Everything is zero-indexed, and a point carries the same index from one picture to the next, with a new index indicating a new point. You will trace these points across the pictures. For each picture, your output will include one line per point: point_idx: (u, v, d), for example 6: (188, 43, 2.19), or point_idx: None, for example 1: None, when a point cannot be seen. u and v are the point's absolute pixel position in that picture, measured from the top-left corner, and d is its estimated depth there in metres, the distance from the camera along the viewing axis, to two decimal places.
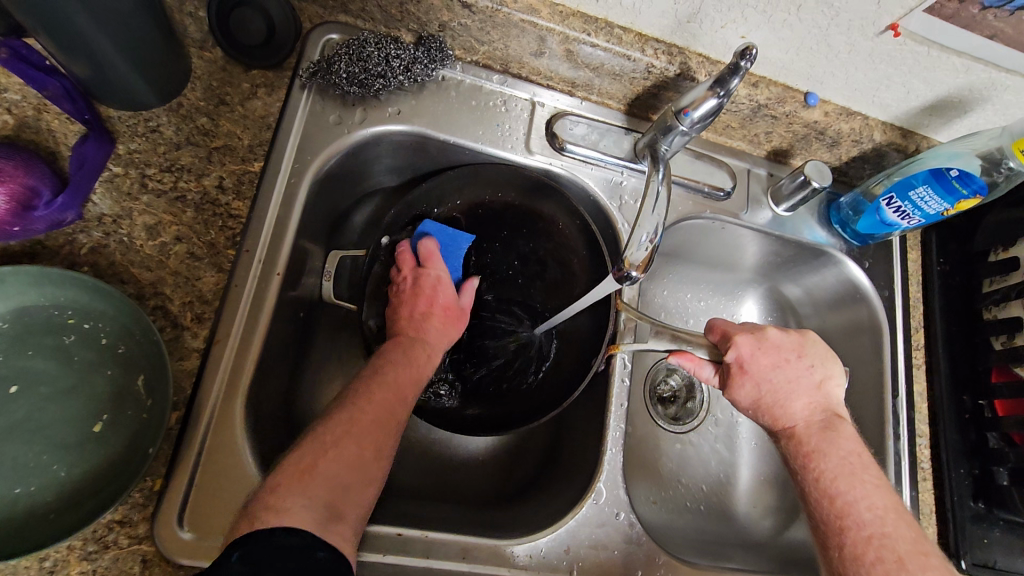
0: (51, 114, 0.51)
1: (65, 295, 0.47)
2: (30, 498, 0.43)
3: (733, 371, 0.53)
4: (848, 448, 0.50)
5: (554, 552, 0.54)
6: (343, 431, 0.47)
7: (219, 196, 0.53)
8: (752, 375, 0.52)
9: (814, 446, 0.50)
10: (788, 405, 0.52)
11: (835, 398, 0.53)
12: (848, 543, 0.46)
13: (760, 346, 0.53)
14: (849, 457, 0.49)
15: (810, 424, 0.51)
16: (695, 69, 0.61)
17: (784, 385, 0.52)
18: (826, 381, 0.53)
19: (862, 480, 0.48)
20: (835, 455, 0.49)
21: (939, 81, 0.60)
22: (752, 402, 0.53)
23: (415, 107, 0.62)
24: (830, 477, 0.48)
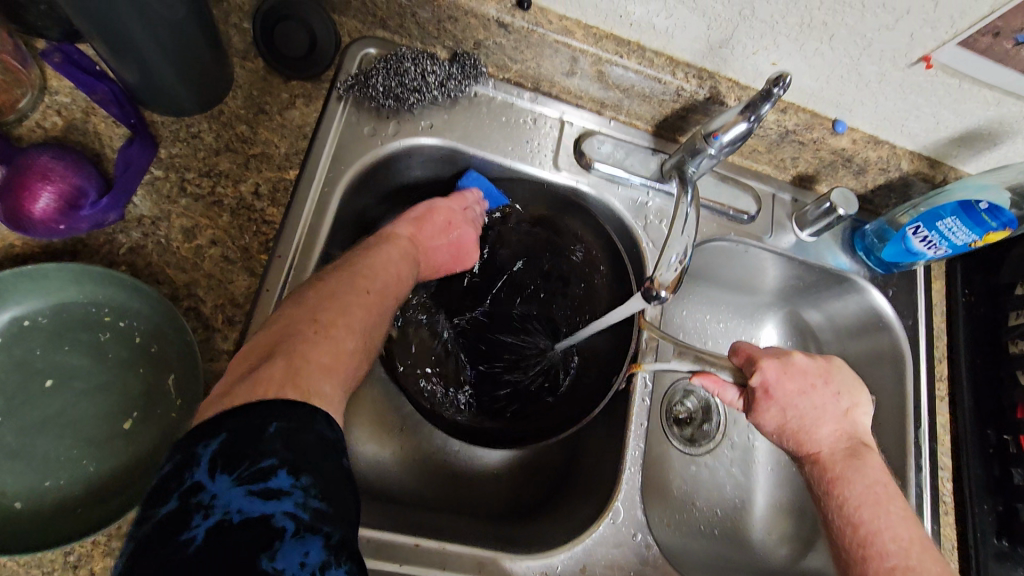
0: (98, 117, 0.53)
1: (104, 293, 0.48)
2: (59, 491, 0.44)
3: (758, 397, 0.52)
4: (873, 476, 0.49)
5: (571, 570, 0.54)
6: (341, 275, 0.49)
7: (254, 201, 0.54)
8: (778, 400, 0.52)
9: (838, 473, 0.50)
10: (814, 431, 0.51)
11: (861, 427, 0.53)
12: (871, 573, 0.46)
13: (786, 372, 0.53)
14: (874, 486, 0.49)
15: (837, 452, 0.51)
16: (725, 94, 0.62)
17: (811, 412, 0.52)
18: (853, 410, 0.53)
19: (887, 510, 0.48)
20: (859, 483, 0.49)
21: (970, 114, 0.61)
22: (777, 427, 0.53)
23: (448, 122, 0.63)
24: (854, 505, 0.48)
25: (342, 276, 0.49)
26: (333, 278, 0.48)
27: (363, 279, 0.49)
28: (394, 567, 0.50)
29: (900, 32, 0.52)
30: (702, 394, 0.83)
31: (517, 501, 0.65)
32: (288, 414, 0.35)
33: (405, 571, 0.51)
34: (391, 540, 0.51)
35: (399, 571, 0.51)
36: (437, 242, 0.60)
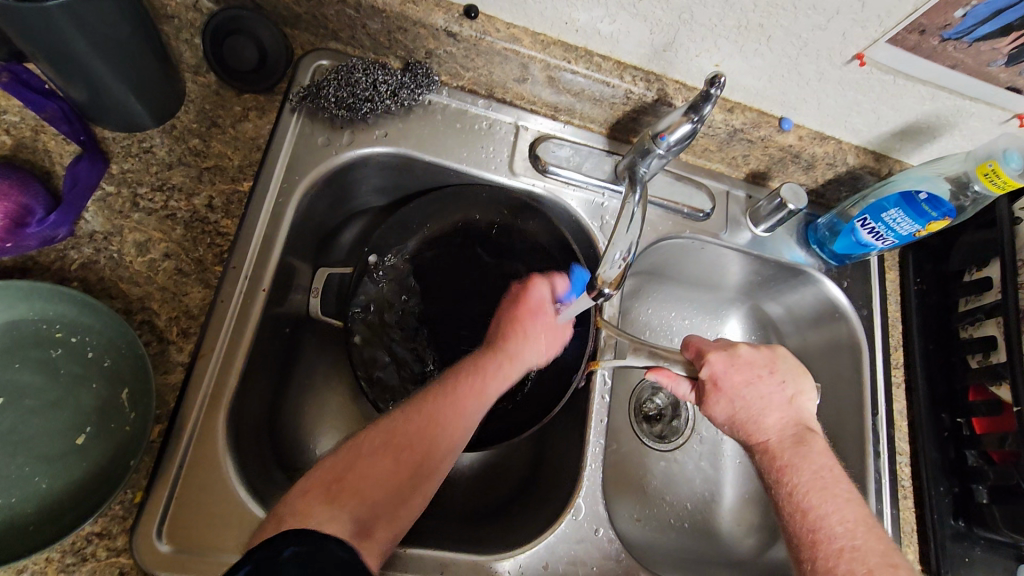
0: (48, 135, 0.53)
1: (55, 309, 0.48)
2: (11, 508, 0.44)
3: (707, 388, 0.55)
4: (818, 462, 0.51)
5: (534, 568, 0.54)
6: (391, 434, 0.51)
7: (208, 214, 0.55)
8: (726, 391, 0.54)
9: (786, 461, 0.52)
10: (762, 420, 0.54)
11: (806, 413, 0.55)
12: (821, 557, 0.47)
13: (732, 363, 0.55)
14: (820, 472, 0.51)
15: (785, 440, 0.53)
16: (672, 95, 0.64)
17: (757, 401, 0.54)
18: (797, 397, 0.55)
19: (833, 494, 0.50)
20: (806, 470, 0.51)
21: (907, 109, 0.63)
22: (727, 419, 0.55)
23: (403, 131, 0.64)
24: (802, 491, 0.50)
25: (416, 416, 0.52)
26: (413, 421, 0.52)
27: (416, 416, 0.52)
28: None
29: (831, 31, 0.54)
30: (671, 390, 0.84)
31: (484, 503, 0.65)
32: (303, 541, 0.37)
33: None
34: None
35: None
36: (525, 312, 0.62)
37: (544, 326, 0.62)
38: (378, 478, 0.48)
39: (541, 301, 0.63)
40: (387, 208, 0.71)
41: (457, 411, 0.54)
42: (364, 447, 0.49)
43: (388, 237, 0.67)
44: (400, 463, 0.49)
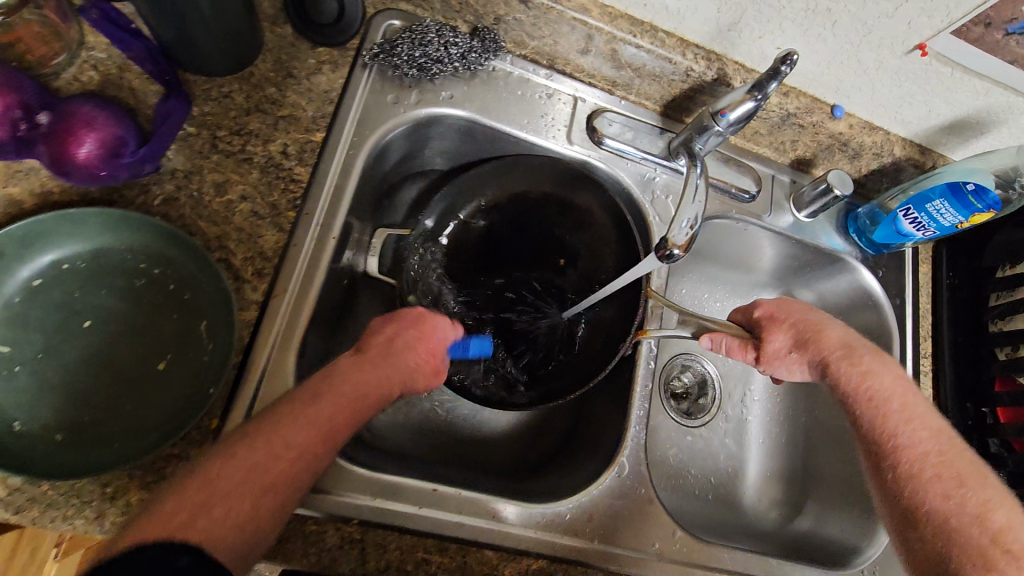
0: (133, 73, 0.54)
1: (140, 241, 0.50)
2: (97, 426, 0.46)
3: (767, 323, 0.62)
4: (890, 373, 0.58)
5: (579, 519, 0.57)
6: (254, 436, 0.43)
7: (283, 161, 0.57)
8: (785, 321, 0.62)
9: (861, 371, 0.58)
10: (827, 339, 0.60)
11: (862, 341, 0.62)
12: (910, 461, 0.52)
13: (785, 304, 0.63)
14: (894, 382, 0.57)
15: (850, 348, 0.59)
16: (731, 76, 0.65)
17: (818, 324, 0.61)
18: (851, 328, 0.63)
19: (910, 402, 0.56)
20: (882, 380, 0.57)
21: (960, 102, 0.64)
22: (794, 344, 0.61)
23: (467, 94, 0.65)
24: (883, 399, 0.56)
25: (325, 398, 0.46)
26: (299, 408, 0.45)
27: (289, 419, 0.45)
28: (418, 511, 0.53)
29: (897, 20, 0.56)
30: (698, 370, 0.87)
31: (524, 460, 0.68)
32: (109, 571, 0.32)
33: (423, 514, 0.53)
34: (411, 485, 0.54)
35: (418, 514, 0.53)
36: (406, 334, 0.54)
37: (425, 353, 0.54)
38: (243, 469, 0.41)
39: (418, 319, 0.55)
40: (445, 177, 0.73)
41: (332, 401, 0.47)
42: (246, 438, 0.43)
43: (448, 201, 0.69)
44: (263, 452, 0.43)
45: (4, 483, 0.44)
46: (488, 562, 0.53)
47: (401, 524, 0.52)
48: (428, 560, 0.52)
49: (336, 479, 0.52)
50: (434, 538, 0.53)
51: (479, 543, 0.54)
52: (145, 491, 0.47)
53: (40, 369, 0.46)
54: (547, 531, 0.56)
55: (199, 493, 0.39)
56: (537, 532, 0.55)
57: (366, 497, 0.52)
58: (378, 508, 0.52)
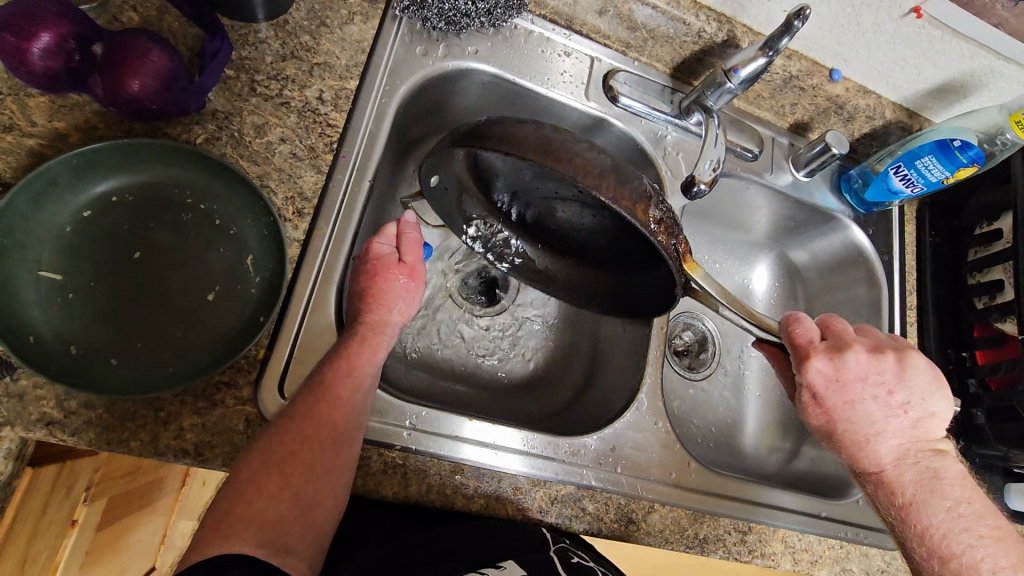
0: (172, 16, 0.55)
1: (188, 177, 0.51)
2: (150, 352, 0.47)
3: (808, 404, 0.57)
4: (953, 496, 0.51)
5: (603, 450, 0.61)
6: (293, 433, 0.47)
7: (319, 106, 0.58)
8: (829, 409, 0.56)
9: (912, 498, 0.52)
10: (870, 444, 0.55)
11: (932, 433, 0.55)
12: None
13: (839, 380, 0.55)
14: (956, 510, 0.50)
15: (897, 459, 0.54)
16: (740, 38, 0.69)
17: (867, 420, 0.55)
18: (923, 419, 0.55)
19: (976, 534, 0.49)
20: (939, 509, 0.51)
21: (947, 65, 0.70)
22: (825, 426, 0.57)
23: (492, 50, 0.67)
24: (940, 534, 0.50)
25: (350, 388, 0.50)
26: (339, 383, 0.49)
27: (320, 409, 0.48)
28: (456, 440, 0.55)
29: None
30: (698, 329, 0.90)
31: (542, 405, 0.70)
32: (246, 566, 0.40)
33: (458, 442, 0.55)
34: (447, 417, 0.56)
35: (454, 440, 0.55)
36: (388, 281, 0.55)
37: (402, 275, 0.56)
38: (289, 463, 0.46)
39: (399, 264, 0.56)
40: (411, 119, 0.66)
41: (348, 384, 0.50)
42: (288, 434, 0.46)
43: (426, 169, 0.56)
44: (301, 447, 0.46)
45: (60, 407, 0.45)
46: (523, 487, 0.56)
47: (440, 451, 0.54)
48: (466, 485, 0.55)
49: (376, 409, 0.54)
50: (471, 464, 0.55)
51: (513, 471, 0.56)
52: (197, 416, 0.48)
53: (93, 297, 0.47)
54: (577, 462, 0.59)
55: (271, 477, 0.45)
56: (568, 463, 0.58)
57: (406, 425, 0.54)
58: (417, 435, 0.54)
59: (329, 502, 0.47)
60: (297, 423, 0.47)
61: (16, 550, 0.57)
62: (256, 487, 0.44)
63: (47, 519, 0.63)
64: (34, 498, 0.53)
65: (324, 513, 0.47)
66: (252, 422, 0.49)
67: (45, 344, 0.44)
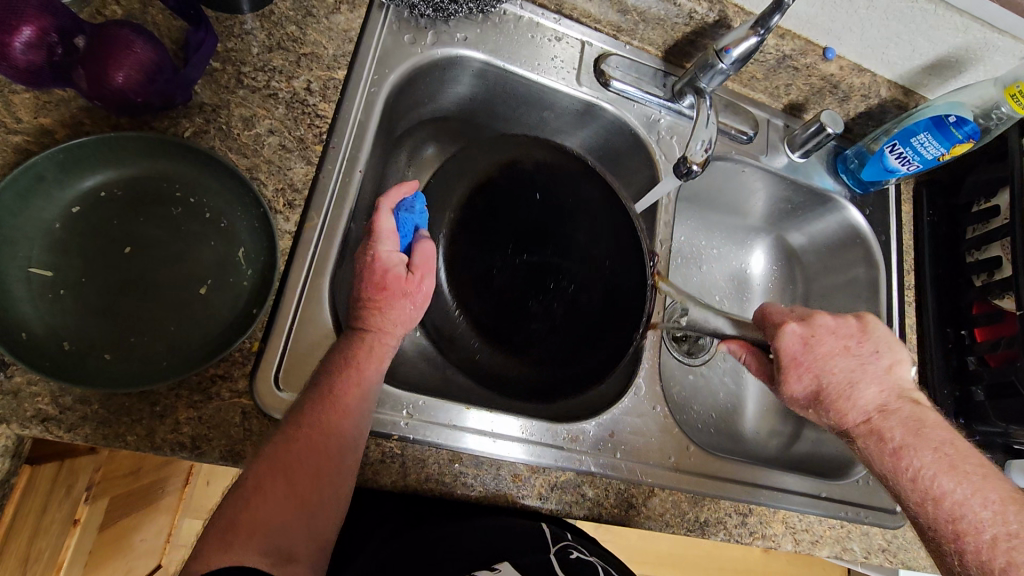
0: (156, 9, 0.55)
1: (176, 171, 0.51)
2: (144, 346, 0.47)
3: (787, 367, 0.54)
4: (937, 436, 0.50)
5: (601, 436, 0.60)
6: (298, 439, 0.46)
7: (308, 97, 0.58)
8: (807, 367, 0.53)
9: (901, 442, 0.50)
10: (853, 394, 0.52)
11: (906, 381, 0.54)
12: (971, 551, 0.46)
13: (811, 335, 0.54)
14: (942, 448, 0.49)
15: (882, 412, 0.52)
16: (732, 18, 0.68)
17: (846, 374, 0.53)
18: (896, 365, 0.54)
19: (966, 473, 0.48)
20: (926, 449, 0.49)
21: (941, 40, 0.69)
22: (809, 391, 0.54)
23: (480, 36, 0.67)
24: (931, 475, 0.49)
25: (353, 393, 0.49)
26: (346, 391, 0.49)
27: (329, 415, 0.47)
28: (455, 429, 0.55)
29: None
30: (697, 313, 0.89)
31: None
32: None
33: (457, 431, 0.55)
34: (443, 405, 0.56)
35: (454, 430, 0.55)
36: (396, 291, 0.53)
37: (409, 296, 0.54)
38: (294, 468, 0.46)
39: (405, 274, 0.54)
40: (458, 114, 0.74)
41: (351, 392, 0.49)
42: (291, 441, 0.46)
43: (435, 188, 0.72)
44: (306, 453, 0.46)
45: (55, 403, 0.45)
46: (521, 474, 0.56)
47: (438, 441, 0.54)
48: (465, 473, 0.55)
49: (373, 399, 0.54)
50: (470, 453, 0.55)
51: (511, 458, 0.56)
52: (193, 409, 0.48)
53: (84, 292, 0.47)
54: (575, 449, 0.59)
55: (277, 482, 0.45)
56: (565, 450, 0.58)
57: (403, 415, 0.54)
58: (415, 424, 0.54)
59: (333, 505, 0.48)
60: (314, 425, 0.47)
61: (18, 549, 0.57)
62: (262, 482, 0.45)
63: (48, 518, 0.64)
64: (33, 497, 0.54)
65: (326, 516, 0.47)
66: (249, 414, 0.49)
67: (38, 340, 0.44)
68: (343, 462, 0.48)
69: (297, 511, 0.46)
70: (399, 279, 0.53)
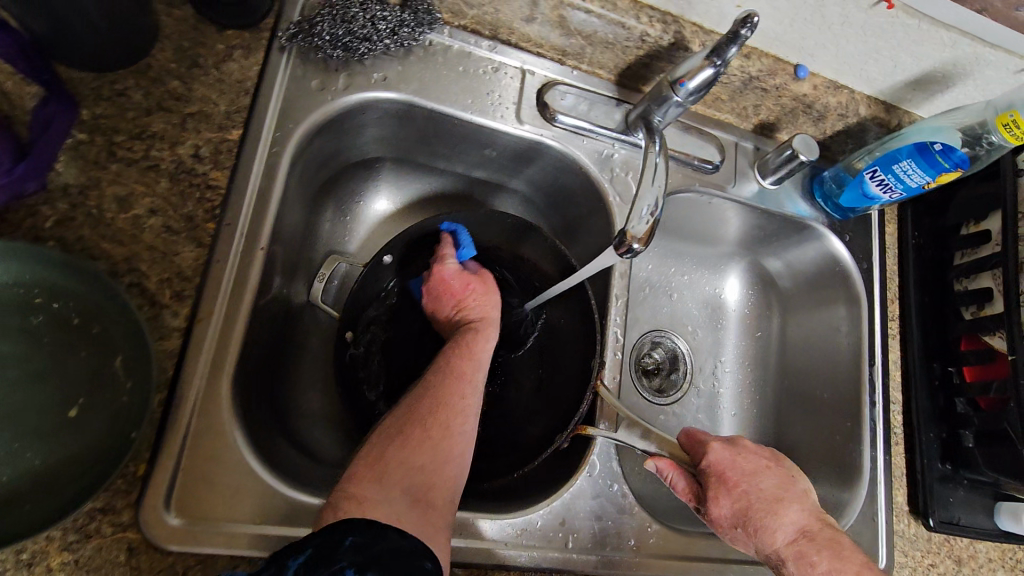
0: (3, 73, 0.47)
1: (32, 273, 0.43)
2: (2, 488, 0.40)
3: (715, 482, 0.53)
4: (860, 563, 0.49)
5: (550, 524, 0.55)
6: (409, 429, 0.48)
7: (195, 165, 0.50)
8: (735, 483, 0.53)
9: (828, 563, 0.49)
10: (777, 515, 0.51)
11: (823, 511, 0.54)
12: None
13: (736, 454, 0.55)
14: (867, 573, 0.48)
15: (807, 536, 0.51)
16: (689, 39, 0.59)
17: (772, 493, 0.53)
18: (812, 492, 0.54)
19: None
20: (851, 571, 0.48)
21: (926, 56, 0.61)
22: (736, 511, 0.52)
23: (403, 74, 0.59)
24: None
25: (432, 394, 0.51)
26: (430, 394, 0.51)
27: (427, 407, 0.50)
28: None
29: None
30: (670, 344, 0.83)
31: None
32: None
33: None
34: None
35: None
36: (465, 289, 0.61)
37: (476, 285, 0.61)
38: (412, 451, 0.47)
39: (456, 274, 0.61)
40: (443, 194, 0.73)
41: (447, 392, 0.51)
42: (400, 434, 0.48)
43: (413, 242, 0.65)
44: (420, 444, 0.47)
45: None
46: None
47: None
48: None
49: (286, 515, 0.48)
50: None
51: (446, 562, 0.51)
52: (68, 553, 0.42)
53: None
54: (519, 546, 0.53)
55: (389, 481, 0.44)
56: (506, 548, 0.53)
57: None
58: None
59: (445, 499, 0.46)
60: (409, 421, 0.49)
61: None
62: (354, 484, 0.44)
63: None
64: None
65: (441, 511, 0.45)
66: (136, 550, 0.43)
67: None
68: (451, 452, 0.48)
69: (416, 491, 0.45)
70: (456, 282, 0.61)
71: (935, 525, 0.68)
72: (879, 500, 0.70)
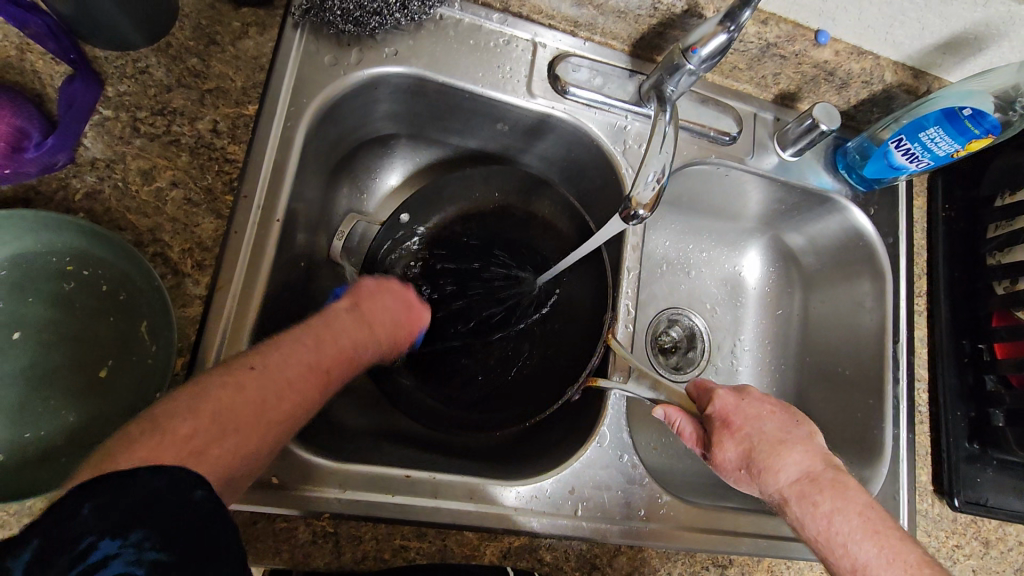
0: (35, 54, 0.49)
1: (65, 242, 0.46)
2: (40, 443, 0.43)
3: (717, 426, 0.54)
4: (862, 503, 0.48)
5: (559, 493, 0.56)
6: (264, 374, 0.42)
7: (214, 139, 0.52)
8: (738, 426, 0.53)
9: (831, 504, 0.48)
10: (781, 456, 0.51)
11: (830, 454, 0.53)
12: None
13: (740, 399, 0.55)
14: (867, 511, 0.48)
15: (810, 476, 0.50)
16: (703, 5, 0.58)
17: (775, 435, 0.52)
18: (817, 435, 0.54)
19: (888, 536, 0.47)
20: (852, 511, 0.48)
21: (955, 16, 0.58)
22: (741, 455, 0.52)
23: (413, 48, 0.60)
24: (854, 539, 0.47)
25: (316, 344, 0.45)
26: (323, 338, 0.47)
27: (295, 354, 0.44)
28: (394, 501, 0.51)
29: None
30: (687, 322, 0.82)
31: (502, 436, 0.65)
32: None
33: (400, 501, 0.51)
34: (383, 475, 0.52)
35: (392, 502, 0.51)
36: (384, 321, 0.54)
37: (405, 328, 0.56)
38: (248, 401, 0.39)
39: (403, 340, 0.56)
40: (450, 159, 0.73)
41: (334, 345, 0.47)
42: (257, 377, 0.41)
43: (427, 199, 0.67)
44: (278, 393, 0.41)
45: None
46: (469, 543, 0.52)
47: (375, 513, 0.50)
48: (407, 547, 0.51)
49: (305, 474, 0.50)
50: (411, 524, 0.51)
51: (456, 525, 0.52)
52: None
53: None
54: (530, 511, 0.54)
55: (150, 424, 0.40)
56: (517, 512, 0.54)
57: (335, 491, 0.50)
58: (349, 499, 0.50)
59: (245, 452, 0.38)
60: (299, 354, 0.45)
61: None
62: (242, 439, 0.38)
63: None
64: None
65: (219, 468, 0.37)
66: None
67: None
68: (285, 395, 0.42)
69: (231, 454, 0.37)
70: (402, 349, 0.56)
71: (960, 506, 0.66)
72: (902, 479, 0.68)
